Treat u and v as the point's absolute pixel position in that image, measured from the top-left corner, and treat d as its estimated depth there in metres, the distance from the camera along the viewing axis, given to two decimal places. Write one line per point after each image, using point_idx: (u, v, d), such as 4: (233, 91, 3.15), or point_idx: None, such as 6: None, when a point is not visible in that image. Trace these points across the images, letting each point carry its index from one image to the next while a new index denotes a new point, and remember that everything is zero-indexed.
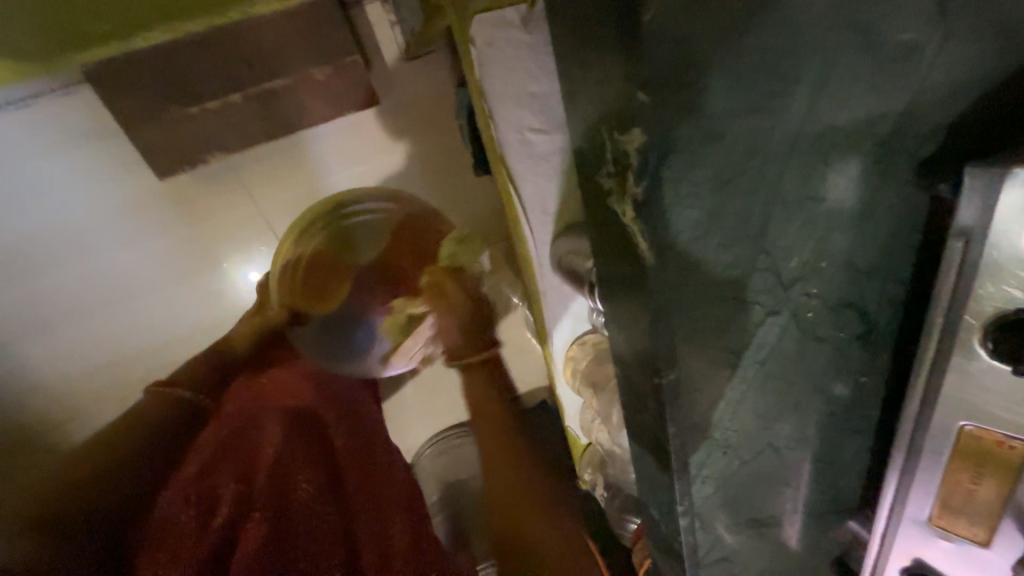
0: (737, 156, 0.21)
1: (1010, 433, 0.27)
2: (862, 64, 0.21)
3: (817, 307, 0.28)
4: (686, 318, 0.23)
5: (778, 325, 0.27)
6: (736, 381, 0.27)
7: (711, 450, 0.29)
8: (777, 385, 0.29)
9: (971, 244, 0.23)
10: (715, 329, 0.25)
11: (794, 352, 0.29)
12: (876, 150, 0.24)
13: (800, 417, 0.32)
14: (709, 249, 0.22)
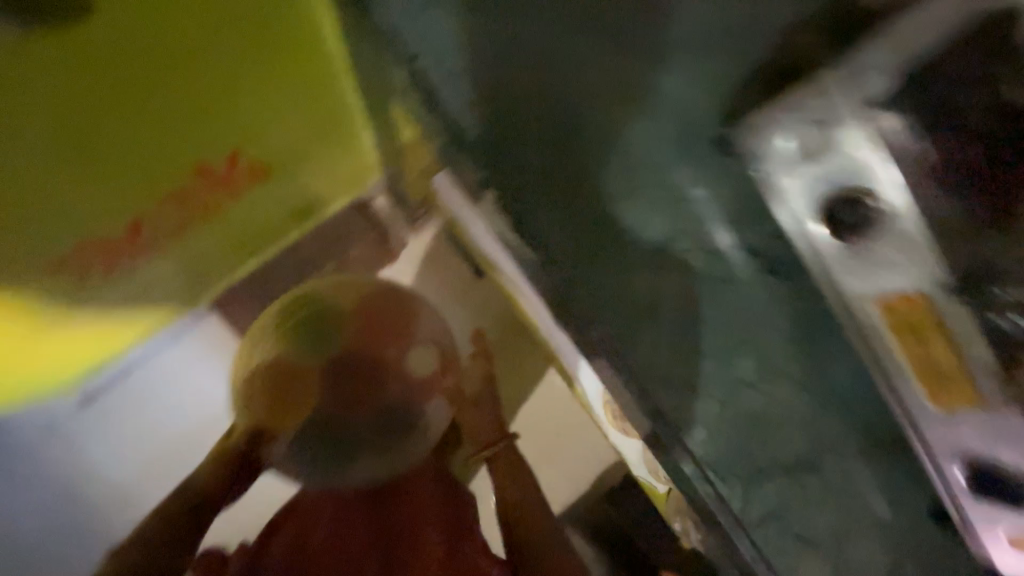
0: (603, 223, 0.61)
1: (903, 289, 0.50)
2: (633, 185, 0.61)
3: (719, 249, 0.62)
4: (616, 312, 0.60)
5: (701, 277, 0.62)
6: (673, 311, 0.61)
7: (672, 395, 0.60)
8: (687, 331, 0.61)
9: (783, 178, 0.52)
10: (640, 303, 0.60)
11: (685, 322, 0.61)
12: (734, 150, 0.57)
13: (706, 353, 0.61)
14: (639, 241, 0.61)
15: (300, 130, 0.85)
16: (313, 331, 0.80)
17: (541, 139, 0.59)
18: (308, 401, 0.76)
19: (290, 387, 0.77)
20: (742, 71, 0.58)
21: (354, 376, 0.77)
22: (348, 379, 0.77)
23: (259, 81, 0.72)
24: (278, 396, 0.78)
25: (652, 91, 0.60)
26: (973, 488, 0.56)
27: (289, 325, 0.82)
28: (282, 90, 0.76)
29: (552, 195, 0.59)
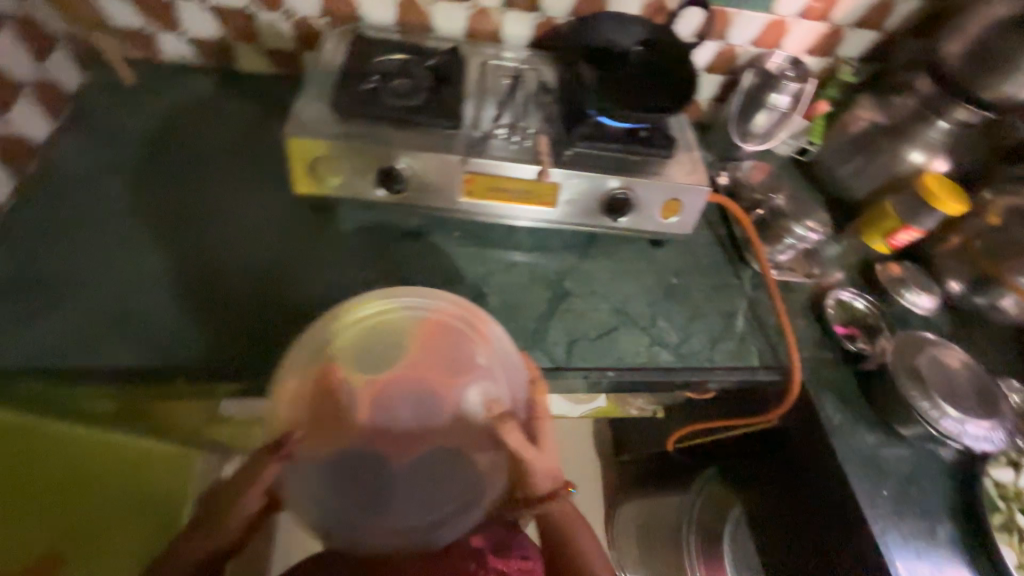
0: (443, 269, 0.83)
1: (695, 206, 0.84)
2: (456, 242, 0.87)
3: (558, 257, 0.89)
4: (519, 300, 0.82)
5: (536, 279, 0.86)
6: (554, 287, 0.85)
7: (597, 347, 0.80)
8: (555, 306, 0.83)
9: (616, 161, 0.81)
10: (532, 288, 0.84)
11: (554, 302, 0.83)
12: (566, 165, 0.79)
13: (588, 308, 0.84)
14: (501, 256, 0.87)
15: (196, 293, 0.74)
16: (371, 321, 0.61)
17: (315, 238, 0.82)
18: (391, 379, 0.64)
19: (348, 400, 0.62)
20: (486, 108, 0.82)
21: (417, 357, 0.65)
22: (360, 477, 0.62)
23: (181, 249, 0.79)
24: (330, 416, 0.61)
25: (420, 148, 0.75)
26: (739, 280, 0.93)
27: (378, 316, 0.61)
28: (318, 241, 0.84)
29: (350, 261, 0.81)
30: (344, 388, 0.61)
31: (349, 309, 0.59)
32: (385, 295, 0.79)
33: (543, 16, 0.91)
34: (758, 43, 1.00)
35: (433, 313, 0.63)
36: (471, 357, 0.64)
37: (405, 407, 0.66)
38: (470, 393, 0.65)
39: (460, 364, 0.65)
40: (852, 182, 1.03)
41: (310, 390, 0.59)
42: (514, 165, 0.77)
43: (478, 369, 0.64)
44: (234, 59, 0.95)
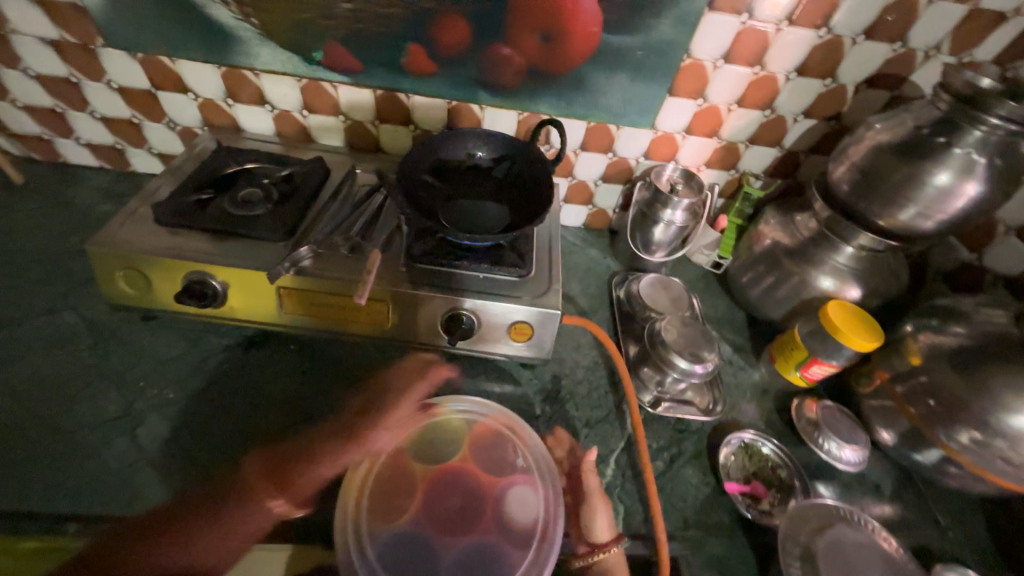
0: (256, 388, 0.73)
1: (550, 331, 0.76)
2: (289, 353, 0.78)
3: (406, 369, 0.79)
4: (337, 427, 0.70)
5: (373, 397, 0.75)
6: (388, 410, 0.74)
7: None
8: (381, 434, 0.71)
9: (457, 280, 0.74)
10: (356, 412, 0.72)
11: None
12: (401, 279, 0.73)
13: None
14: (337, 370, 0.77)
15: (244, 321, 0.77)
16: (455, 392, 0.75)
17: (125, 347, 0.75)
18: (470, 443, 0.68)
19: (406, 487, 0.62)
20: (330, 219, 0.78)
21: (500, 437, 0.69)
22: (457, 510, 0.61)
23: (67, 355, 0.73)
24: (392, 490, 0.62)
25: (231, 260, 0.70)
26: (618, 413, 0.80)
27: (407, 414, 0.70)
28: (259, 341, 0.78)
29: (156, 374, 0.73)
30: (381, 477, 0.63)
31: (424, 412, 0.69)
32: (176, 417, 0.69)
33: (419, 129, 0.91)
34: (651, 156, 0.96)
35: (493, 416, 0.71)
36: (512, 456, 0.67)
37: (455, 496, 0.62)
38: (516, 493, 0.63)
39: (510, 463, 0.66)
40: (765, 302, 0.92)
41: (377, 470, 0.63)
42: (333, 280, 0.70)
43: (517, 472, 0.66)
44: (129, 162, 0.97)
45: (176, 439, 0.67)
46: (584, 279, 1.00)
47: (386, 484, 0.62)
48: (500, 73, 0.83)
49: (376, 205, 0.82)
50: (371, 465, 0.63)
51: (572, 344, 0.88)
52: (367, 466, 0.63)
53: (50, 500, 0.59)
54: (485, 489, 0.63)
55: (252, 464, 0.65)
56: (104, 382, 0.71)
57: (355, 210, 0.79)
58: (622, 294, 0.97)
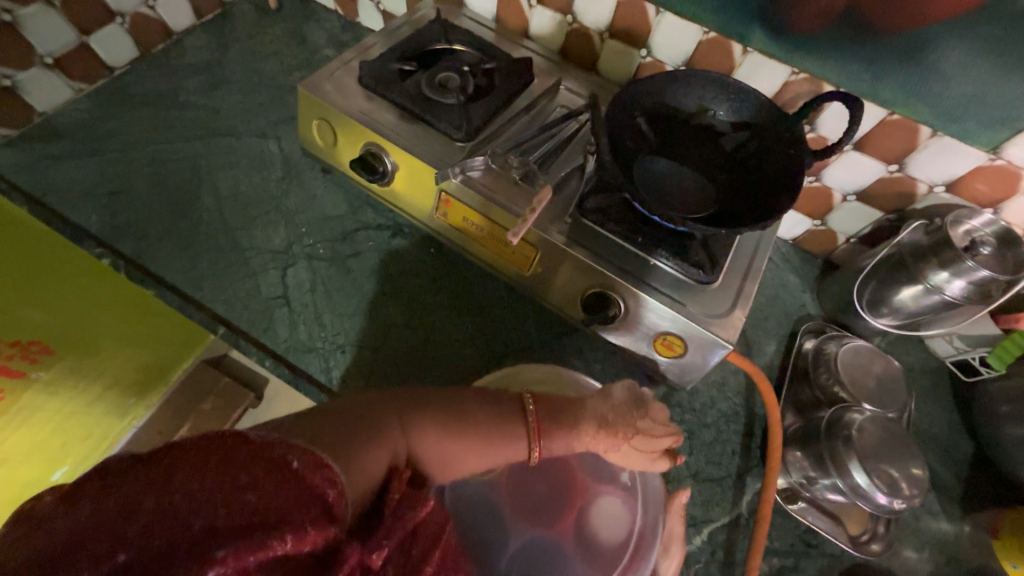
0: (389, 276, 0.74)
1: (704, 360, 0.61)
2: (425, 255, 0.77)
3: (526, 322, 0.73)
4: (445, 349, 0.70)
5: (486, 335, 0.72)
6: (496, 355, 0.71)
7: None
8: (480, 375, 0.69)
9: (623, 255, 0.62)
10: (464, 343, 0.71)
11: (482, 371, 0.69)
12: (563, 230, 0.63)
13: None
14: (463, 292, 0.75)
15: (398, 207, 0.75)
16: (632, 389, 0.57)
17: (301, 190, 0.80)
18: (625, 440, 0.53)
19: (515, 435, 0.51)
20: (512, 133, 0.69)
21: None
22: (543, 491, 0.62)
23: (259, 181, 0.81)
24: None
25: (409, 145, 0.66)
26: (736, 483, 0.65)
27: (529, 372, 0.65)
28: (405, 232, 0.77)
29: (316, 225, 0.78)
30: (513, 444, 0.51)
31: (547, 373, 0.64)
32: (315, 272, 0.74)
33: (649, 57, 0.73)
34: (957, 191, 0.66)
35: (667, 435, 0.54)
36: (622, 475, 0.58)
37: (542, 477, 0.63)
38: (602, 506, 0.61)
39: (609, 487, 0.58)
40: None
41: (515, 431, 0.51)
42: (495, 205, 0.63)
43: (617, 486, 0.62)
44: (357, 13, 0.98)
45: (310, 292, 0.72)
46: (764, 307, 0.79)
47: (508, 430, 0.51)
48: (798, 8, 0.60)
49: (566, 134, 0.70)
50: (510, 417, 0.51)
51: (715, 379, 0.72)
52: (506, 403, 0.52)
53: (217, 302, 0.71)
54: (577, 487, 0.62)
55: (362, 349, 0.69)
56: (276, 214, 0.78)
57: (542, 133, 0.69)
58: (808, 346, 0.75)
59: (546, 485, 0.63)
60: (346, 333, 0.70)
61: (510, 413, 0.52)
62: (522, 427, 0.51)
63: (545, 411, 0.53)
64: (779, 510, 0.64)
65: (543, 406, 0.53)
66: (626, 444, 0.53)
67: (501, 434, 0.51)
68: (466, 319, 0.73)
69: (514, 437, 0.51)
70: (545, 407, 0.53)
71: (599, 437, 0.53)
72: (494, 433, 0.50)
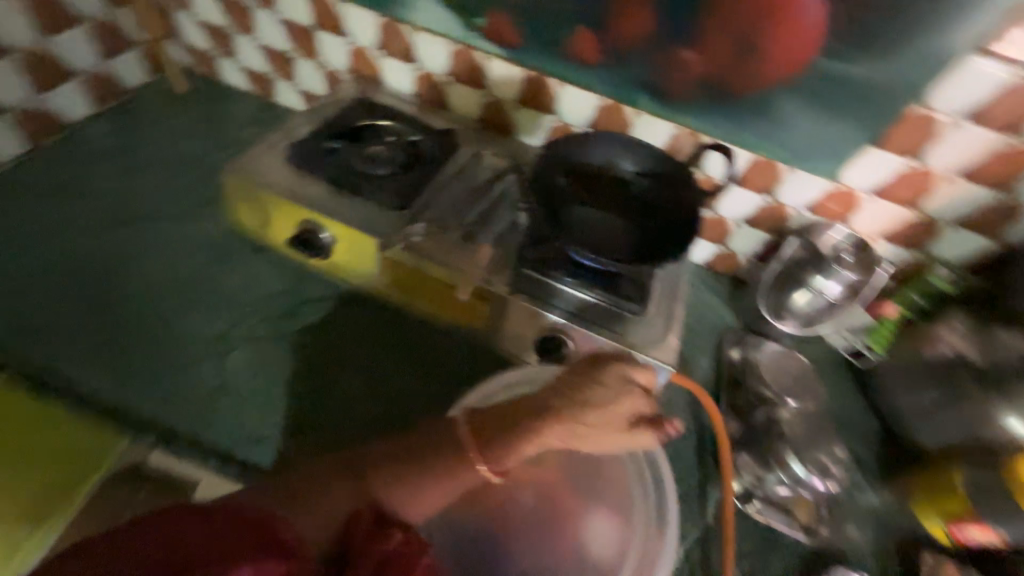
0: (336, 346, 0.73)
1: (649, 383, 0.67)
2: (372, 320, 0.76)
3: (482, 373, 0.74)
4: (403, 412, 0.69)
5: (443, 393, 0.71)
6: None
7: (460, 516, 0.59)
8: None
9: (563, 298, 0.67)
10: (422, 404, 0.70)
11: None
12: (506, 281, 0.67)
13: None
14: (414, 352, 0.74)
15: (339, 275, 0.75)
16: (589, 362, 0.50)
17: (231, 271, 0.77)
18: (570, 419, 0.46)
19: (452, 458, 0.49)
20: (446, 197, 0.74)
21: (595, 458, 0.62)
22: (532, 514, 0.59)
23: (182, 267, 0.76)
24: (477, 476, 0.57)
25: (345, 217, 0.68)
26: (698, 494, 0.69)
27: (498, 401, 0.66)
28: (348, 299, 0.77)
29: (251, 305, 0.74)
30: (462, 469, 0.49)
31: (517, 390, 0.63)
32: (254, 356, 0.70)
33: (559, 121, 0.83)
34: (818, 211, 0.80)
35: (624, 398, 0.46)
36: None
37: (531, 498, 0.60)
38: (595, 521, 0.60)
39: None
40: (916, 422, 0.75)
41: (449, 455, 0.49)
42: (439, 266, 0.66)
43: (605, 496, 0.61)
44: (276, 94, 1.00)
45: (249, 379, 0.68)
46: (692, 326, 0.88)
47: (446, 456, 0.49)
48: (672, 78, 0.72)
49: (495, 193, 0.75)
50: (446, 442, 0.50)
51: (663, 398, 0.77)
52: (445, 427, 0.51)
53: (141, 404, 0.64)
54: (566, 504, 0.60)
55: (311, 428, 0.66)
56: (204, 300, 0.74)
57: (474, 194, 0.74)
58: (735, 357, 0.83)
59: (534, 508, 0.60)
60: (295, 412, 0.67)
61: (448, 438, 0.50)
62: (460, 448, 0.49)
63: (484, 425, 0.50)
64: (739, 513, 0.69)
65: (485, 416, 0.51)
66: (579, 425, 0.46)
67: (436, 464, 0.49)
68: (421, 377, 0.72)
69: (450, 462, 0.49)
70: (483, 421, 0.51)
71: (542, 430, 0.47)
72: (434, 462, 0.49)
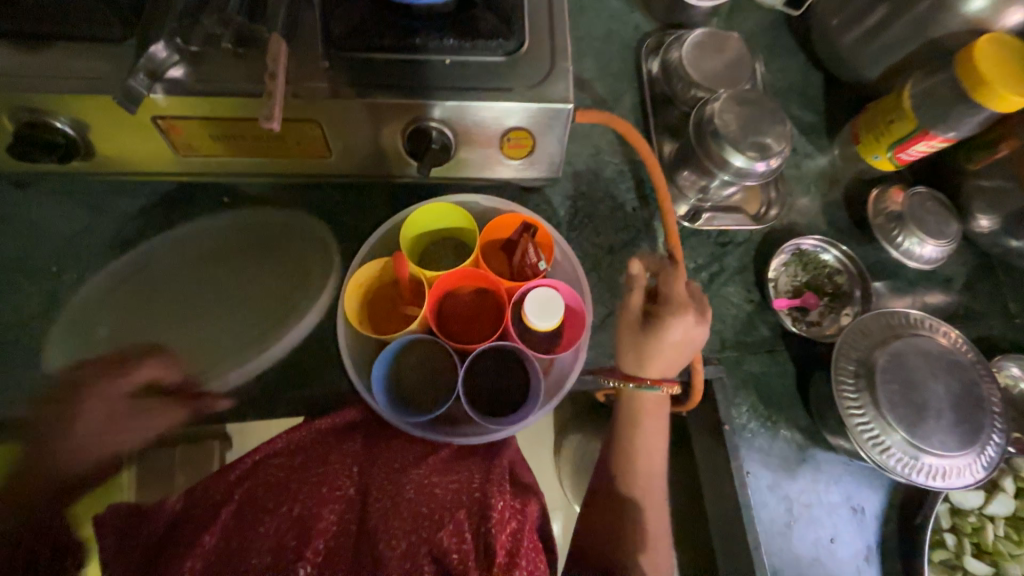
0: (195, 252, 0.59)
1: (555, 137, 0.54)
2: (221, 205, 0.61)
3: (376, 210, 0.62)
4: (308, 288, 0.59)
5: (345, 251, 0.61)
6: None
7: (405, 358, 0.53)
8: None
9: (409, 72, 0.49)
10: (327, 270, 0.60)
11: None
12: (329, 79, 0.48)
13: None
14: (288, 220, 0.61)
15: (124, 170, 0.55)
16: None
17: (7, 223, 0.58)
18: None
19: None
20: None
21: (512, 240, 0.56)
22: (470, 322, 0.53)
23: None
24: (404, 307, 0.53)
25: (58, 80, 0.45)
26: (647, 231, 0.65)
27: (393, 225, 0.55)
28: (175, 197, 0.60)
29: (62, 251, 0.58)
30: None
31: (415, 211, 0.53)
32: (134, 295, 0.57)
33: None
34: None
35: None
36: (522, 259, 0.54)
37: (465, 305, 0.54)
38: (535, 300, 0.51)
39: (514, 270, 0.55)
40: (859, 56, 0.65)
41: None
42: (228, 94, 0.46)
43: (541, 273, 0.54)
44: None
45: (118, 332, 0.55)
46: (600, 51, 0.71)
47: None
48: None
49: None
50: None
51: (587, 151, 0.67)
52: None
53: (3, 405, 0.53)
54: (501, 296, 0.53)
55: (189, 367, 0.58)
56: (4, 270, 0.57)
57: None
58: (655, 70, 0.70)
59: (472, 313, 0.54)
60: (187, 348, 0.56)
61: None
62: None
63: None
64: (691, 232, 0.66)
65: None
66: None
67: None
68: (307, 246, 0.60)
69: None
70: None
71: None
72: None
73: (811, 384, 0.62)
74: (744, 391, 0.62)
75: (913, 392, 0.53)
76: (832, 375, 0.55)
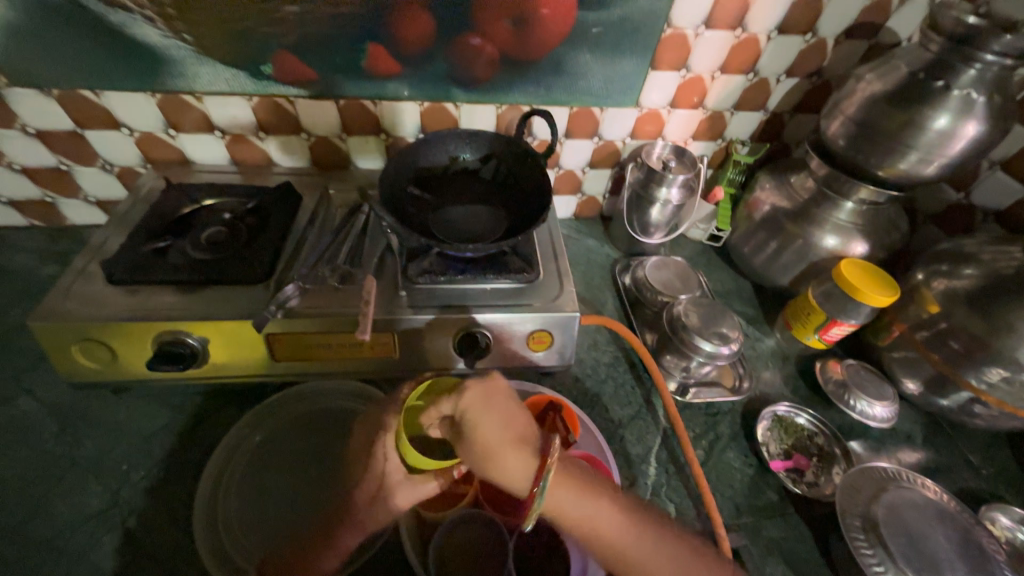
0: (258, 443, 0.66)
1: (568, 337, 0.71)
2: (287, 398, 0.70)
3: None
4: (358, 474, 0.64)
5: None
6: None
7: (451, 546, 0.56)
8: None
9: (461, 296, 0.69)
10: None
11: None
12: (406, 303, 0.67)
13: None
14: (348, 410, 0.70)
15: (220, 373, 0.67)
16: None
17: (95, 427, 0.66)
18: None
19: None
20: (311, 249, 0.71)
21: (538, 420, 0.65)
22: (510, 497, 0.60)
23: (24, 450, 0.62)
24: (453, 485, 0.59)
25: (207, 313, 0.62)
26: (648, 404, 0.77)
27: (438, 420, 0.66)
28: (250, 394, 0.71)
29: (137, 451, 0.64)
30: None
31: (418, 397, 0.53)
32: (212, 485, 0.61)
33: (391, 137, 0.84)
34: (638, 136, 0.92)
35: None
36: (554, 434, 0.63)
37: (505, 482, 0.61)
38: None
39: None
40: (769, 270, 0.92)
41: None
42: (330, 316, 0.63)
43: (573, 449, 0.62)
44: (63, 214, 0.87)
45: (171, 530, 0.58)
46: (587, 271, 0.97)
47: None
48: (473, 65, 0.77)
49: (360, 227, 0.75)
50: None
51: (589, 342, 0.85)
52: None
53: None
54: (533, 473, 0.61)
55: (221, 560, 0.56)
56: (76, 472, 0.62)
57: (340, 237, 0.73)
58: (628, 281, 0.94)
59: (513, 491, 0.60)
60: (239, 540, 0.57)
61: None
62: None
63: None
64: (685, 404, 0.78)
65: None
66: None
67: None
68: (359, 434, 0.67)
69: None
70: None
71: None
72: None
73: (831, 547, 0.65)
74: (772, 560, 0.63)
75: (919, 543, 0.58)
76: (844, 532, 0.60)
